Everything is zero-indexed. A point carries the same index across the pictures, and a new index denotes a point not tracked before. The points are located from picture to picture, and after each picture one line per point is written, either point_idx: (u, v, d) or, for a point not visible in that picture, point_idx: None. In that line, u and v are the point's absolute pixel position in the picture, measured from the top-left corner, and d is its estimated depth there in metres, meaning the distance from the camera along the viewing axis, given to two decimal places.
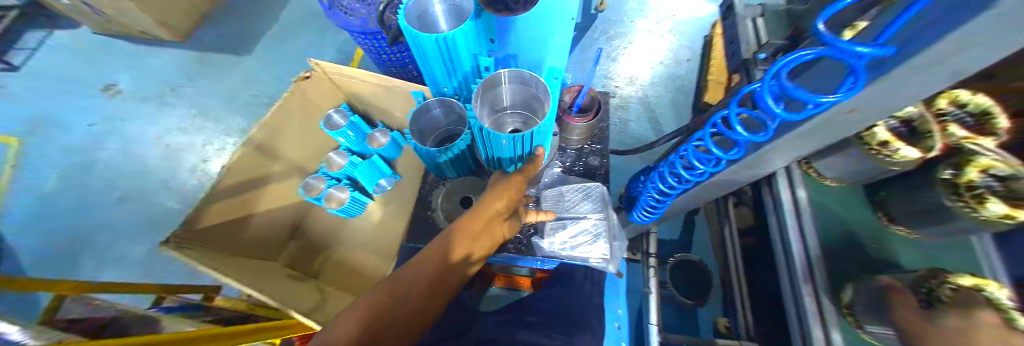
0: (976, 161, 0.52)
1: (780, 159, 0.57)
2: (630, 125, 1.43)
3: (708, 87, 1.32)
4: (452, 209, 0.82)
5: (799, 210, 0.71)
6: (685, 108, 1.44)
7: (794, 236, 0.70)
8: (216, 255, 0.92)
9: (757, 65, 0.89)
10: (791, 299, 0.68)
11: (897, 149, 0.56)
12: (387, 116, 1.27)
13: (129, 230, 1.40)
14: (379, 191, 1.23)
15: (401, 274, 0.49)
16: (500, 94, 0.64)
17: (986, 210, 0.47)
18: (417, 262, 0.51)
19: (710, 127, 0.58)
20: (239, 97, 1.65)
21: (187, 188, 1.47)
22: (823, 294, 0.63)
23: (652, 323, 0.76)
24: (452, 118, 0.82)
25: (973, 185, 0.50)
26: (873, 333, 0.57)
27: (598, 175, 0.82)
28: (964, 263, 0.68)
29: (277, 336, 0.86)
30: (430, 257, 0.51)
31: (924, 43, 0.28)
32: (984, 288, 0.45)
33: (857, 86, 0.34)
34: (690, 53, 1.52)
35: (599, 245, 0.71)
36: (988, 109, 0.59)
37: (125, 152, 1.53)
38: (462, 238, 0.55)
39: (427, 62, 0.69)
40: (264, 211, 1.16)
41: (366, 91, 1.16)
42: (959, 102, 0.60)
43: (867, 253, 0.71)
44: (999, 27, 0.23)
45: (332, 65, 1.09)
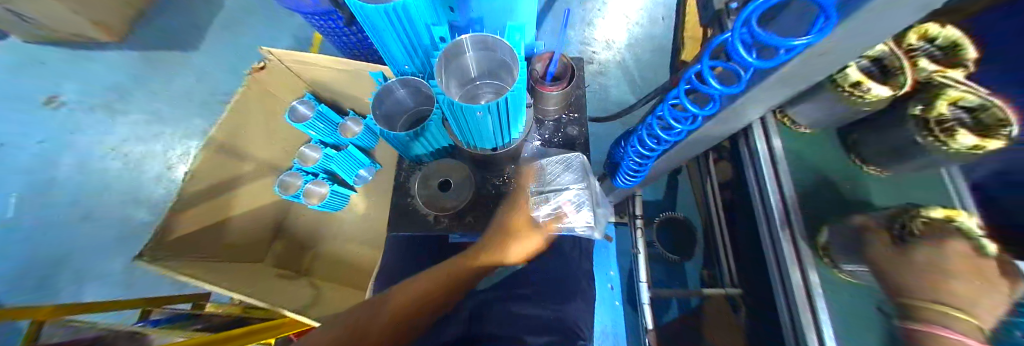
0: (946, 94, 0.56)
1: (755, 110, 0.57)
2: (611, 91, 1.43)
3: (685, 45, 1.28)
4: (429, 193, 0.79)
5: (773, 158, 0.75)
6: (662, 69, 1.43)
7: (770, 184, 0.73)
8: (194, 261, 0.89)
9: (730, 17, 0.87)
10: (770, 244, 0.71)
11: (868, 89, 0.59)
12: (358, 103, 1.22)
13: (101, 249, 1.33)
14: (361, 181, 1.23)
15: (391, 297, 0.62)
16: (465, 64, 0.62)
17: (957, 143, 0.54)
18: (430, 272, 0.66)
19: (683, 84, 0.58)
20: (194, 96, 1.52)
21: (157, 198, 1.40)
22: (799, 237, 0.66)
23: (641, 281, 0.79)
24: (420, 99, 0.79)
25: (942, 118, 0.55)
26: (847, 269, 0.63)
27: (579, 145, 0.83)
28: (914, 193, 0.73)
29: (268, 336, 0.86)
30: (415, 284, 0.64)
31: None
32: (955, 217, 0.50)
33: (825, 28, 0.32)
34: (665, 10, 1.45)
35: (584, 214, 0.71)
36: (959, 40, 0.62)
37: (82, 167, 1.42)
38: (445, 267, 0.67)
39: (383, 40, 0.67)
40: (241, 212, 1.13)
41: (329, 77, 1.09)
42: (930, 36, 0.64)
43: (835, 193, 0.75)
44: None
45: (286, 52, 1.00)
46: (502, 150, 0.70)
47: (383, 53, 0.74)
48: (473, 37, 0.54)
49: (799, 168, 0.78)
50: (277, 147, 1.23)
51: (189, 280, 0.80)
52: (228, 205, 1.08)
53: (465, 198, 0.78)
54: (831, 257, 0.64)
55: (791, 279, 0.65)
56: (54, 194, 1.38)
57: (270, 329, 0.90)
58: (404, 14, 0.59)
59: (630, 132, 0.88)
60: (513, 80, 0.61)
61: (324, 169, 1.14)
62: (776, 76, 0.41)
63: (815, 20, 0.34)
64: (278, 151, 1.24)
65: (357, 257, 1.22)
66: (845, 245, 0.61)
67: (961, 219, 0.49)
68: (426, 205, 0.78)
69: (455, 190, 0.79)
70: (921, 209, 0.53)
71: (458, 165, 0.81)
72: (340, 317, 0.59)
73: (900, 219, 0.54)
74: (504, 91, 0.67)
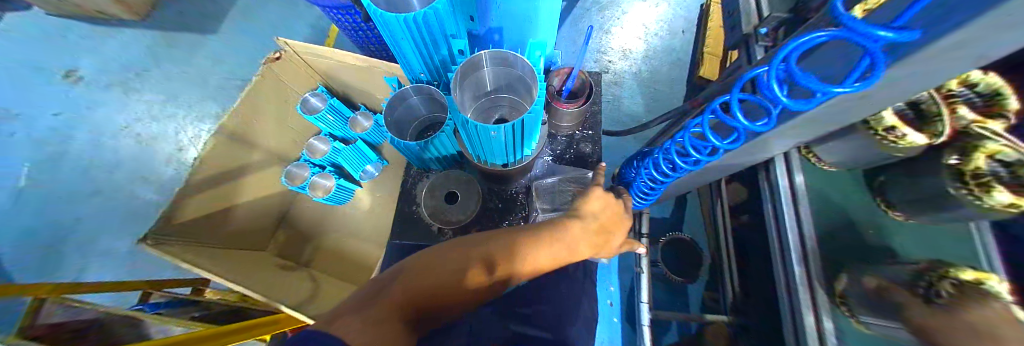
0: (985, 147, 0.52)
1: (781, 143, 0.57)
2: (624, 102, 1.41)
3: (703, 61, 1.29)
4: (435, 204, 0.80)
5: (795, 195, 0.71)
6: (679, 82, 1.42)
7: (785, 217, 0.71)
8: (199, 249, 0.91)
9: (757, 40, 0.87)
10: (783, 282, 0.69)
11: (905, 135, 0.55)
12: (370, 99, 1.23)
13: (108, 225, 1.35)
14: (367, 178, 1.23)
15: (447, 268, 0.46)
16: (482, 78, 0.62)
17: (992, 199, 0.50)
18: (497, 246, 0.51)
19: (709, 114, 0.52)
20: (209, 80, 1.55)
21: (165, 178, 1.42)
22: (816, 281, 0.64)
23: (642, 302, 0.79)
24: (436, 106, 0.80)
25: (979, 172, 0.51)
26: (862, 319, 0.60)
27: (591, 162, 0.83)
28: (929, 235, 0.72)
29: (261, 333, 0.86)
30: (477, 256, 0.49)
31: (946, 30, 0.24)
32: (984, 280, 0.47)
33: (874, 73, 0.31)
34: (686, 23, 1.47)
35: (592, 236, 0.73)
36: (1001, 90, 0.56)
37: (95, 142, 1.44)
38: (516, 246, 0.52)
39: (401, 47, 0.67)
40: (247, 201, 1.14)
41: (344, 72, 1.10)
42: (970, 81, 0.58)
43: (845, 229, 0.74)
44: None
45: (303, 45, 1.02)
46: (513, 166, 0.72)
47: (399, 59, 0.74)
48: (490, 51, 0.56)
49: (814, 200, 0.76)
50: (288, 137, 1.24)
51: (189, 267, 0.81)
52: (235, 192, 1.09)
53: (471, 211, 0.78)
54: (848, 307, 0.62)
55: (801, 322, 0.63)
56: (69, 167, 1.41)
57: (265, 326, 0.90)
58: (427, 22, 0.59)
59: (643, 153, 0.87)
60: (531, 95, 0.61)
61: (331, 162, 1.15)
62: (806, 114, 0.42)
63: (856, 62, 0.33)
64: (288, 141, 1.25)
65: (357, 255, 1.22)
66: (860, 289, 0.59)
67: (993, 280, 0.47)
68: (431, 216, 0.79)
69: (460, 204, 0.79)
70: (950, 271, 0.51)
71: (464, 177, 0.81)
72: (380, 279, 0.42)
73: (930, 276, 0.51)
74: (519, 105, 0.68)
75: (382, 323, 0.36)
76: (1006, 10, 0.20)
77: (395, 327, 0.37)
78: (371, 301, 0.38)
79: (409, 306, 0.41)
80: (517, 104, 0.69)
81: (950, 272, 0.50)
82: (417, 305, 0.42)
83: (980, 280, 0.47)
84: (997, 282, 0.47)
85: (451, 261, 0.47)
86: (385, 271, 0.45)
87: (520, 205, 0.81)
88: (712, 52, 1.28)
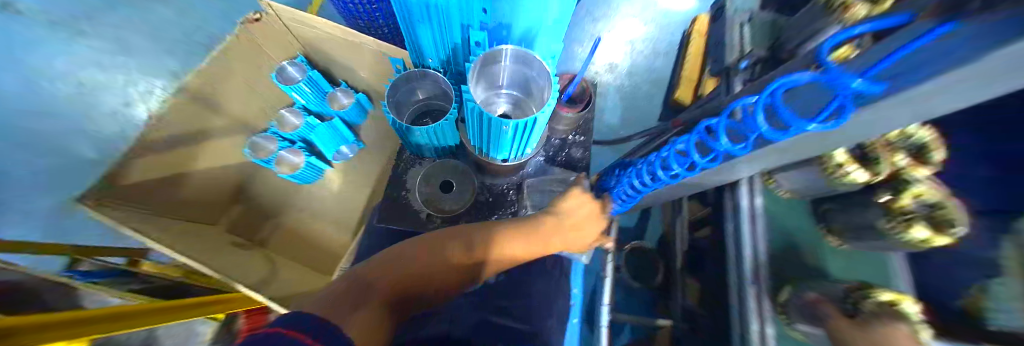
0: (909, 189, 0.60)
1: (746, 170, 0.63)
2: (605, 113, 1.47)
3: (681, 84, 1.37)
4: (430, 191, 0.80)
5: (754, 215, 0.78)
6: (657, 100, 1.49)
7: (745, 235, 0.77)
8: (142, 214, 0.87)
9: (736, 72, 0.94)
10: (736, 293, 0.75)
11: (849, 171, 0.63)
12: (354, 77, 1.17)
13: (27, 181, 1.16)
14: (341, 158, 1.19)
15: (424, 260, 0.51)
16: (494, 71, 0.62)
17: (912, 234, 0.58)
18: (468, 243, 0.57)
19: (693, 135, 0.58)
20: (168, 31, 1.38)
21: (105, 136, 1.26)
22: (763, 293, 0.72)
23: (603, 304, 0.81)
24: (436, 92, 0.79)
25: (904, 210, 0.59)
26: (799, 329, 0.69)
27: (580, 167, 0.84)
28: (855, 262, 0.83)
29: (194, 312, 0.84)
30: (452, 250, 0.54)
31: (907, 83, 0.29)
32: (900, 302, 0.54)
33: (844, 115, 0.36)
34: (668, 46, 1.53)
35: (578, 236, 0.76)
36: (927, 143, 0.65)
37: (24, 82, 1.24)
38: (488, 241, 0.58)
39: (416, 24, 0.67)
40: (202, 169, 1.08)
41: (330, 45, 1.05)
42: (908, 132, 0.65)
43: (792, 251, 0.82)
44: (969, 79, 0.26)
45: (289, 11, 0.94)
46: (511, 163, 0.73)
47: (410, 40, 0.75)
48: (513, 48, 0.56)
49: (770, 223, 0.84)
50: (255, 104, 1.15)
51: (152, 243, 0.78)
52: (183, 158, 1.03)
53: (466, 200, 0.78)
54: (787, 316, 0.70)
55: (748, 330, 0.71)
56: None
57: (203, 305, 0.88)
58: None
59: (625, 163, 0.91)
60: (540, 99, 0.63)
61: (302, 138, 1.06)
62: (771, 145, 0.48)
63: (823, 104, 0.39)
64: (256, 108, 1.16)
65: (318, 237, 1.16)
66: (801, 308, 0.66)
67: (903, 300, 0.55)
68: (425, 202, 0.78)
69: (457, 193, 0.79)
70: (870, 291, 0.58)
71: (460, 168, 0.81)
72: (363, 270, 0.45)
73: (859, 295, 0.58)
74: (524, 105, 0.70)
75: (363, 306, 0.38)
76: (961, 71, 0.24)
77: (377, 313, 0.39)
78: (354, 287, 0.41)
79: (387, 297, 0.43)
80: (521, 103, 0.70)
81: (872, 293, 0.57)
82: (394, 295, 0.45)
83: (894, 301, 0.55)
84: (908, 305, 0.54)
85: (428, 254, 0.52)
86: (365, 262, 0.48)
87: (508, 200, 0.81)
88: (689, 76, 1.37)
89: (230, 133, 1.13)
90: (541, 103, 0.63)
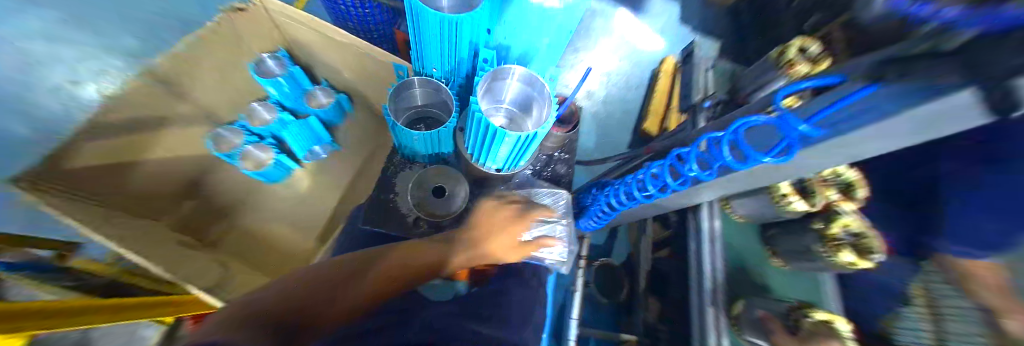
0: (840, 218, 0.68)
1: (708, 195, 0.69)
2: (581, 135, 1.54)
3: (648, 116, 1.48)
4: (423, 196, 0.77)
5: (712, 236, 0.84)
6: (627, 129, 1.58)
7: (706, 255, 0.83)
8: (83, 208, 0.85)
9: (701, 110, 1.03)
10: (696, 310, 0.80)
11: (790, 201, 0.72)
12: (338, 78, 1.15)
13: None
14: (313, 158, 1.19)
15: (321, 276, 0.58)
16: (497, 86, 0.63)
17: (840, 258, 0.67)
18: (368, 257, 0.63)
19: (667, 160, 0.63)
20: None
21: None
22: (721, 310, 0.77)
23: (573, 318, 0.81)
24: (433, 98, 0.79)
25: (836, 237, 0.68)
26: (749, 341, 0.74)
27: (563, 183, 0.88)
28: (794, 285, 0.92)
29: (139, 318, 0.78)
30: (350, 265, 0.61)
31: (844, 129, 0.34)
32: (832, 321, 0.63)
33: (791, 153, 0.41)
34: (639, 80, 1.62)
35: (559, 248, 0.78)
36: (853, 182, 0.76)
37: None
38: (393, 253, 0.65)
39: (424, 41, 0.66)
40: (157, 158, 1.08)
41: (315, 44, 1.02)
42: (837, 172, 0.76)
43: (744, 272, 0.89)
44: (893, 128, 0.31)
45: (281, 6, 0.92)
46: (504, 173, 0.75)
47: (414, 52, 0.74)
48: (524, 69, 0.59)
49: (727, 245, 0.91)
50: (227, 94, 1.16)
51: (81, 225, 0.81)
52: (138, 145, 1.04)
53: (458, 207, 0.76)
54: (739, 327, 0.76)
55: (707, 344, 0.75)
56: None
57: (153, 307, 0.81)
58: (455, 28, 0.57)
59: (603, 183, 0.95)
60: (538, 116, 0.66)
61: (272, 133, 1.07)
62: (734, 173, 0.52)
63: (776, 142, 0.44)
64: (226, 98, 1.16)
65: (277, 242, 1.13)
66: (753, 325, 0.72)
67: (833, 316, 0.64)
68: (415, 205, 0.76)
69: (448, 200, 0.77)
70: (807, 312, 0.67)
71: (454, 174, 0.78)
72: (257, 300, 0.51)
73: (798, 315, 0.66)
74: (517, 120, 0.71)
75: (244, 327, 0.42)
76: (892, 120, 0.29)
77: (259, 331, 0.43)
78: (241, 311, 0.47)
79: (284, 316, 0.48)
80: (515, 118, 0.71)
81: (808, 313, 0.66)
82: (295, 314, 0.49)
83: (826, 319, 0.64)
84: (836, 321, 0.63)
85: (326, 272, 0.59)
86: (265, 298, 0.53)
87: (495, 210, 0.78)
88: (654, 110, 1.48)
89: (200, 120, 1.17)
90: (539, 120, 0.65)
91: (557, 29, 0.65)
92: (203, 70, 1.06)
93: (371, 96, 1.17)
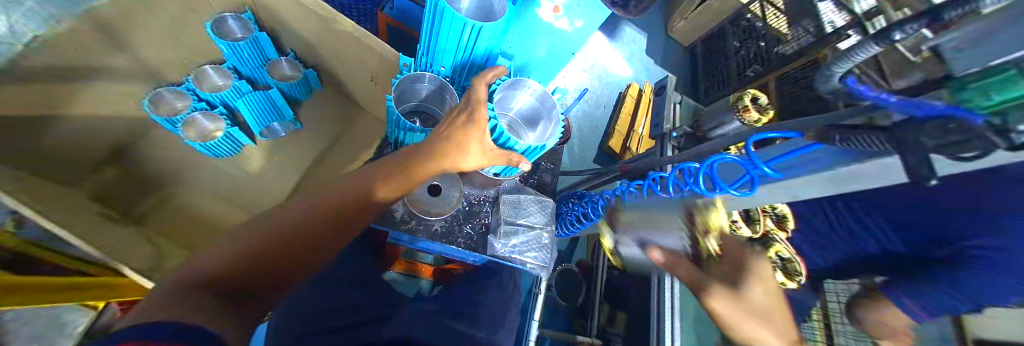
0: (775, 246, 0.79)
1: None
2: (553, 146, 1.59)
3: (614, 134, 1.60)
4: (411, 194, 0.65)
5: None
6: (593, 145, 1.64)
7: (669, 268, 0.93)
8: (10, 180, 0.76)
9: (669, 139, 1.16)
10: (655, 313, 0.91)
11: (738, 226, 0.81)
12: (315, 55, 1.08)
13: None
14: (270, 135, 1.18)
15: (247, 234, 0.43)
16: (509, 96, 0.63)
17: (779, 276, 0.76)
18: (294, 206, 0.48)
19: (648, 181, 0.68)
20: None
21: None
22: (676, 317, 0.88)
23: (533, 319, 0.84)
24: (437, 98, 0.71)
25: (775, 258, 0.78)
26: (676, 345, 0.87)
27: (549, 191, 0.76)
28: None
29: (62, 302, 0.74)
30: (284, 217, 0.46)
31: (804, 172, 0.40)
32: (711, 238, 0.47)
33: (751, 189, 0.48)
34: (607, 99, 1.71)
35: (543, 255, 0.66)
36: (786, 214, 0.90)
37: None
38: (321, 196, 0.50)
39: (434, 37, 0.63)
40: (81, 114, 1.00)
41: (286, 16, 0.93)
42: (773, 206, 0.90)
43: None
44: (850, 172, 0.36)
45: None
46: (502, 178, 0.69)
47: (422, 46, 0.70)
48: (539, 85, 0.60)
49: None
50: (174, 56, 1.08)
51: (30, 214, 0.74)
52: (56, 96, 0.95)
53: (455, 206, 0.63)
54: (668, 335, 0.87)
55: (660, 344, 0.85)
56: None
57: (66, 293, 0.76)
58: (482, 36, 0.58)
59: (580, 194, 0.97)
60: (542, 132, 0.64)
61: (224, 103, 1.07)
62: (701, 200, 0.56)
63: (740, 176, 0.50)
64: (174, 59, 1.10)
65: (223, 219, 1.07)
66: None
67: (752, 269, 0.43)
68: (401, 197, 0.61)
69: (440, 199, 0.63)
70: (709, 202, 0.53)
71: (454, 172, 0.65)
72: (195, 265, 0.38)
73: (694, 229, 0.48)
74: (518, 131, 0.68)
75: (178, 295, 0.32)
76: (861, 164, 0.34)
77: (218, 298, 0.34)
78: (177, 284, 0.34)
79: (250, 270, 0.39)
80: (515, 129, 0.68)
81: (705, 218, 0.48)
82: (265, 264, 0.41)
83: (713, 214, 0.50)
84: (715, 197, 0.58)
85: (251, 229, 0.43)
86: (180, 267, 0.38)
87: (481, 213, 0.66)
88: (620, 130, 1.60)
89: (132, 77, 1.08)
90: (542, 136, 0.63)
91: (553, 46, 0.69)
92: (151, 22, 0.97)
93: (345, 78, 1.13)
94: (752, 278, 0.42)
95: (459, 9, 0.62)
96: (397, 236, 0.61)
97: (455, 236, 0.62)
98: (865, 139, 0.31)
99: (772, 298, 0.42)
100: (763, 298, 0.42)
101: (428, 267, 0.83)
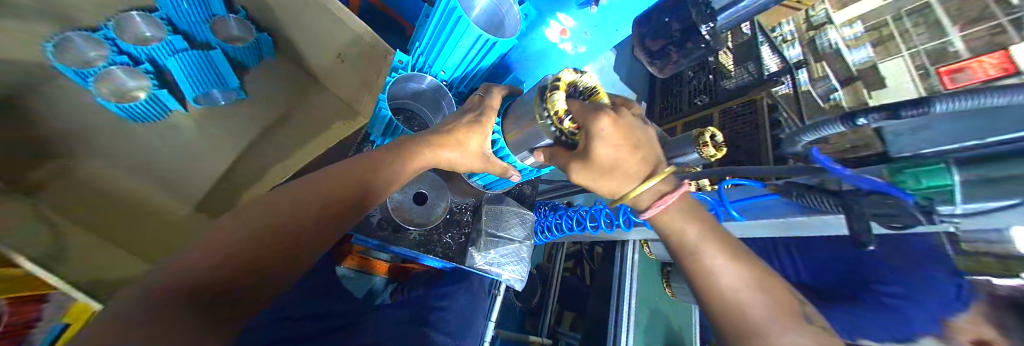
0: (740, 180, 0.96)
1: (638, 231, 0.84)
2: None
3: None
4: (402, 200, 0.59)
5: (633, 266, 1.00)
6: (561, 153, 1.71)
7: (628, 282, 0.98)
8: None
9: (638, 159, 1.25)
10: (613, 323, 0.96)
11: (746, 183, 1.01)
12: (282, 25, 0.97)
13: None
14: (206, 103, 1.05)
15: (212, 233, 0.36)
16: (509, 109, 0.51)
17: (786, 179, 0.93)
18: (270, 195, 0.41)
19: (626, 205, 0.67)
20: None
21: None
22: (631, 329, 0.93)
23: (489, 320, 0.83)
24: (419, 99, 0.70)
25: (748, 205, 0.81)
26: None
27: (528, 203, 0.77)
28: (676, 311, 1.12)
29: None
30: (252, 209, 0.38)
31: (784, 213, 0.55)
32: (555, 97, 0.41)
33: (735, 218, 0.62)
34: None
35: (521, 268, 0.68)
36: None
37: None
38: (300, 184, 0.42)
39: (440, 38, 0.61)
40: None
41: None
42: None
43: (650, 300, 1.04)
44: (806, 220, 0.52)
45: None
46: (491, 191, 0.72)
47: (422, 45, 0.70)
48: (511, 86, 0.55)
49: (644, 274, 1.04)
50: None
51: None
52: None
53: (438, 216, 0.61)
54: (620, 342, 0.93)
55: None
56: None
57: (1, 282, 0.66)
58: (491, 49, 0.58)
59: (555, 205, 0.96)
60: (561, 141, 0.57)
61: (149, 58, 0.91)
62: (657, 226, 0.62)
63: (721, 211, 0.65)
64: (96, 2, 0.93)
65: (145, 202, 0.98)
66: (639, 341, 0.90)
67: (592, 134, 0.34)
68: (385, 206, 0.57)
69: (428, 206, 0.61)
70: (553, 81, 0.42)
71: (440, 182, 0.64)
72: (152, 274, 0.32)
73: (543, 111, 0.42)
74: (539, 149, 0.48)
75: (139, 312, 0.27)
76: (818, 217, 0.49)
77: (191, 313, 0.29)
78: (131, 302, 0.29)
79: (239, 273, 0.34)
80: (530, 142, 0.49)
81: (549, 100, 0.41)
82: (255, 266, 0.35)
83: (564, 84, 0.42)
84: (575, 72, 0.43)
85: (214, 228, 0.36)
86: (138, 279, 0.32)
87: (460, 220, 0.65)
88: None
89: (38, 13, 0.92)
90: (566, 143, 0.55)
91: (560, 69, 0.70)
92: None
93: (308, 50, 1.02)
94: (596, 144, 0.34)
95: (470, 14, 0.56)
96: (364, 241, 0.56)
97: (433, 246, 0.60)
98: (819, 201, 0.44)
99: (623, 155, 0.35)
100: (612, 156, 0.35)
101: (384, 264, 0.78)
